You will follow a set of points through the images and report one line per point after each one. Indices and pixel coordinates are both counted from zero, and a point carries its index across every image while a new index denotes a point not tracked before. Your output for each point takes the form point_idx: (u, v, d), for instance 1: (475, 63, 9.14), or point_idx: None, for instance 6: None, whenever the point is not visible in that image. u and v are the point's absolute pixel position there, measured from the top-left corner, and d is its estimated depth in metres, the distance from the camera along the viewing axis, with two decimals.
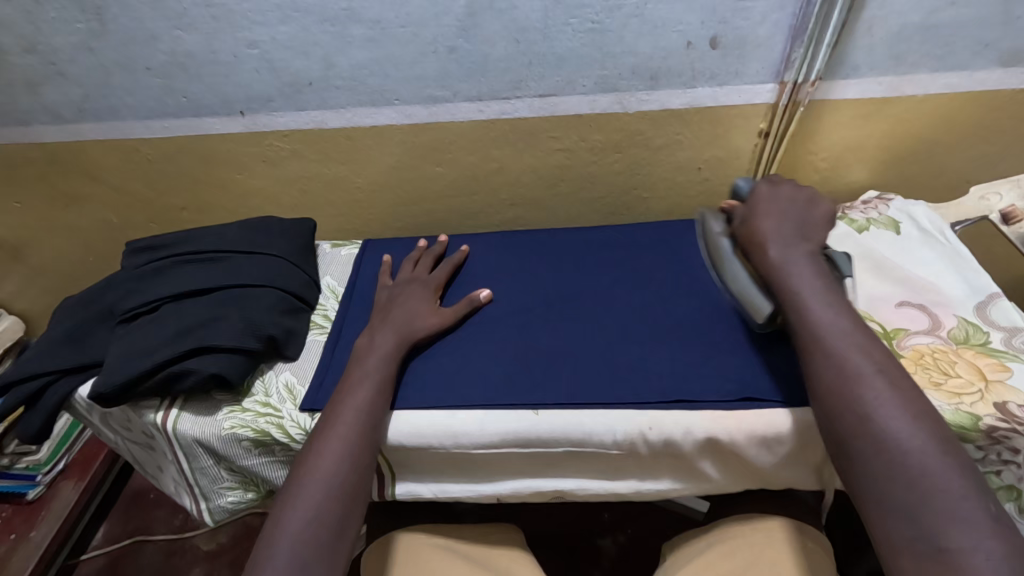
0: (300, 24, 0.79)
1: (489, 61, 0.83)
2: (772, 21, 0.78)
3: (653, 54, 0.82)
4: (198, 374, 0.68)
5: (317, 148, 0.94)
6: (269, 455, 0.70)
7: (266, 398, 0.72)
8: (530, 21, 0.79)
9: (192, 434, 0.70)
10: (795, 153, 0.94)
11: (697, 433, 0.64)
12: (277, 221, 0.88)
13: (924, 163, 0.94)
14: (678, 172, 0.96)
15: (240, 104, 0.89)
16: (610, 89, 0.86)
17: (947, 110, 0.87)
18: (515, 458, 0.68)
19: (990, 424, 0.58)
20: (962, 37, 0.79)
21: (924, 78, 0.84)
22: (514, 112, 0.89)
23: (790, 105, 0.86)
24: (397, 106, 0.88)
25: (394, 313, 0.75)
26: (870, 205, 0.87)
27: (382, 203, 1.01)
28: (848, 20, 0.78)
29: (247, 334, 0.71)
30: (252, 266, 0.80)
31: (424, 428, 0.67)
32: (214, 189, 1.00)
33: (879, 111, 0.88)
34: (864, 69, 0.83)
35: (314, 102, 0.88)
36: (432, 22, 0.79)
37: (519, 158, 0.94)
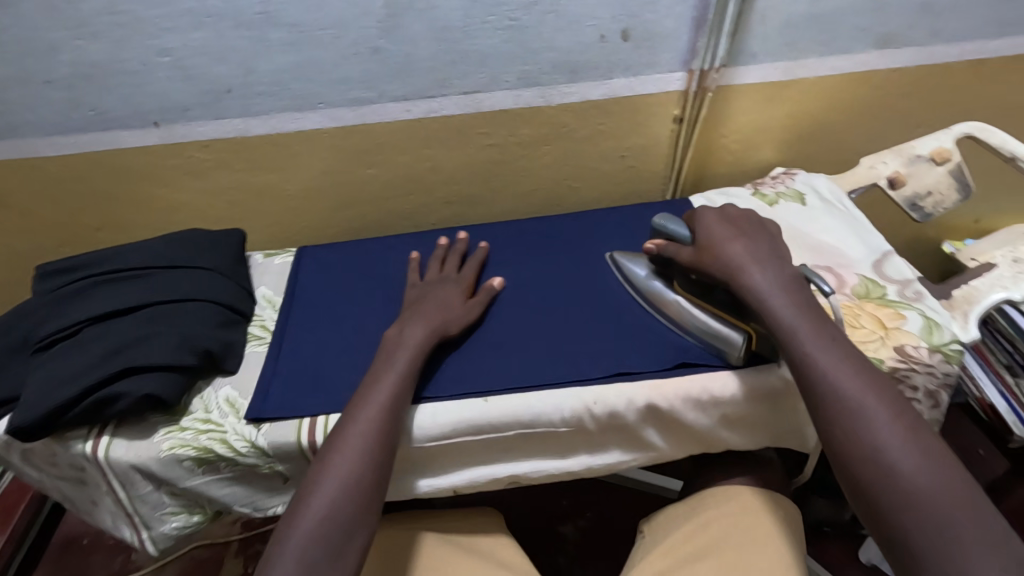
0: (214, 29, 0.77)
1: (412, 61, 0.84)
2: (677, 13, 0.83)
3: (571, 48, 0.85)
4: (132, 397, 0.65)
5: (241, 158, 0.91)
6: (214, 473, 0.69)
7: (206, 415, 0.70)
8: (450, 20, 0.80)
9: (128, 460, 0.67)
10: (708, 137, 1.00)
11: (639, 401, 0.68)
12: (204, 232, 0.85)
13: (822, 140, 1.03)
14: (604, 161, 1.00)
15: (154, 115, 0.85)
16: (532, 84, 0.89)
17: (837, 91, 0.96)
18: (469, 446, 0.69)
19: (891, 366, 0.67)
20: (843, 23, 0.88)
21: (815, 62, 0.92)
22: (441, 110, 0.90)
23: (700, 91, 0.92)
24: (322, 110, 0.87)
25: (428, 309, 0.74)
26: (779, 180, 0.94)
27: (315, 210, 1.00)
28: (743, 11, 0.84)
29: (182, 350, 0.69)
30: (181, 281, 0.77)
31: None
32: (131, 206, 0.96)
33: (779, 94, 0.95)
34: (761, 56, 0.90)
35: (235, 110, 0.86)
36: (352, 24, 0.79)
37: (451, 156, 0.95)
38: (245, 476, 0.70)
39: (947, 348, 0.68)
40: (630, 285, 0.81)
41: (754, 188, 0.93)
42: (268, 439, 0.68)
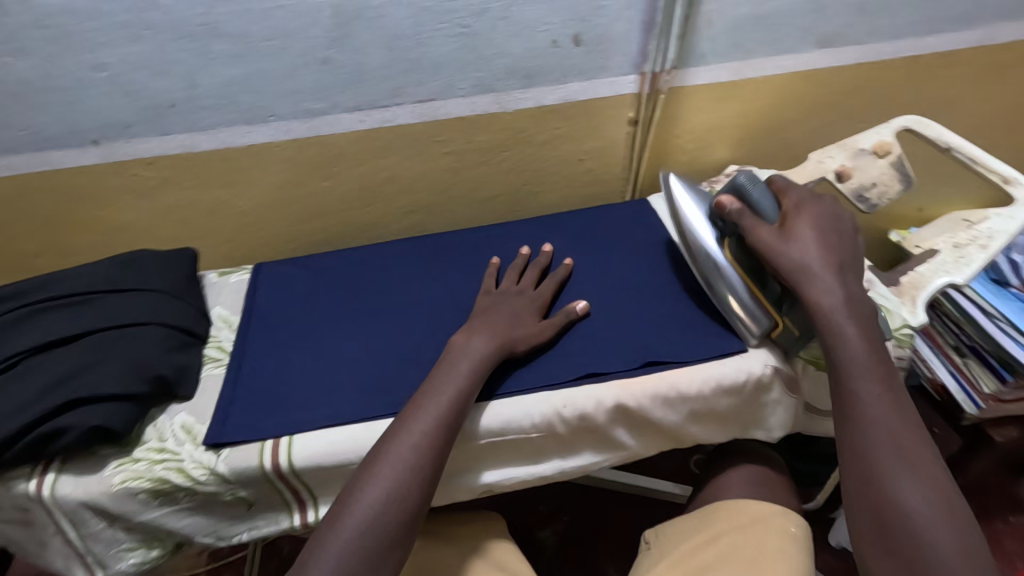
0: (153, 42, 0.75)
1: (366, 71, 0.82)
2: (627, 17, 0.85)
3: (524, 54, 0.86)
4: (77, 430, 0.62)
5: (190, 174, 0.88)
6: (172, 504, 0.66)
7: (161, 444, 0.67)
8: (401, 29, 0.80)
9: (76, 497, 0.64)
10: (663, 138, 1.01)
11: (608, 402, 0.68)
12: (152, 252, 0.82)
13: (773, 138, 1.06)
14: (563, 164, 1.00)
15: (92, 133, 0.81)
16: (487, 90, 0.88)
17: (783, 89, 0.99)
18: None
19: None
20: (786, 23, 0.91)
21: (761, 61, 0.94)
22: (396, 119, 0.89)
23: (653, 93, 0.94)
24: (272, 123, 0.85)
25: (496, 322, 0.72)
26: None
27: (271, 225, 0.97)
28: (691, 14, 0.86)
29: (131, 378, 0.66)
30: (128, 304, 0.74)
31: (342, 443, 0.67)
32: (72, 229, 0.91)
33: (730, 93, 0.97)
34: (709, 57, 0.92)
35: (180, 125, 0.83)
36: (301, 34, 0.77)
37: (408, 165, 0.94)
38: (206, 506, 0.67)
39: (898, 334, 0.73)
40: (592, 286, 0.81)
41: (710, 185, 0.96)
42: (228, 465, 0.66)
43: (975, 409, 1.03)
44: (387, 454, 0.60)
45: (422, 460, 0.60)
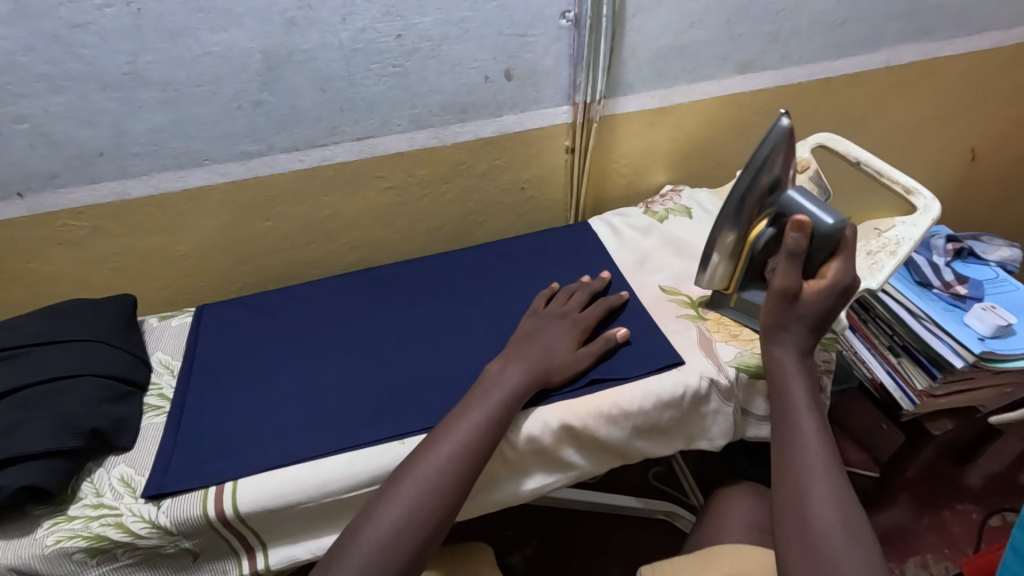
0: (75, 92, 0.82)
1: (299, 112, 0.92)
2: (555, 51, 0.98)
3: (457, 89, 0.97)
4: (5, 490, 0.64)
5: (123, 223, 0.95)
6: (110, 561, 0.68)
7: (98, 499, 0.70)
8: (332, 70, 0.90)
9: (3, 564, 0.66)
10: (602, 164, 1.13)
11: (551, 420, 0.76)
12: (86, 305, 0.85)
13: (706, 158, 1.21)
14: (506, 193, 1.11)
15: (16, 186, 0.88)
16: (424, 125, 0.99)
17: (698, 117, 1.14)
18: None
19: None
20: (705, 53, 1.05)
21: (687, 87, 1.09)
22: (335, 156, 0.98)
23: (586, 122, 1.06)
24: (208, 166, 0.93)
25: (527, 356, 0.78)
26: (667, 198, 1.12)
27: (213, 267, 1.04)
28: (615, 47, 0.99)
29: (63, 433, 0.69)
30: (59, 357, 0.77)
31: (284, 485, 0.71)
32: (10, 281, 0.96)
33: (660, 119, 1.11)
34: (638, 86, 1.05)
35: (110, 172, 0.90)
36: (231, 79, 0.87)
37: (344, 190, 1.02)
38: (149, 560, 0.70)
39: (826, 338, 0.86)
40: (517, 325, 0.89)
41: (648, 206, 1.12)
42: (170, 517, 0.69)
43: (911, 403, 1.14)
44: (413, 473, 0.66)
45: (442, 480, 0.65)
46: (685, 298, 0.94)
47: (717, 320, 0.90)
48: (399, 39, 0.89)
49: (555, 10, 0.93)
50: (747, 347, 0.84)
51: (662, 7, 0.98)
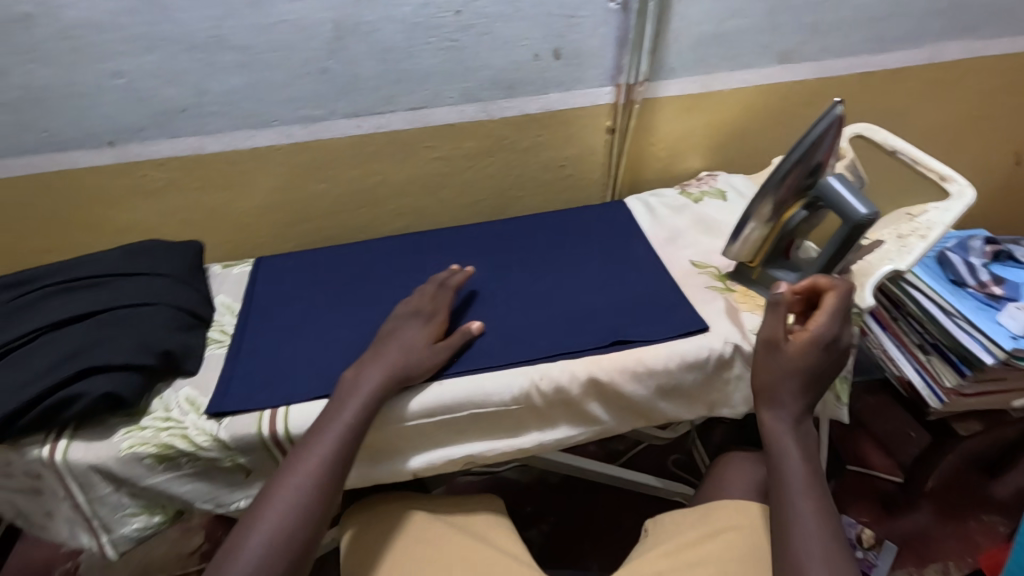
0: (145, 18, 0.73)
1: (360, 80, 0.82)
2: (600, 34, 0.85)
3: (507, 67, 0.85)
4: (88, 397, 0.61)
5: (196, 175, 0.87)
6: (176, 470, 0.64)
7: (166, 414, 0.66)
8: (393, 42, 0.80)
9: (86, 461, 0.62)
10: (640, 143, 0.98)
11: (734, 341, 0.68)
12: (160, 242, 0.80)
13: (744, 146, 1.03)
14: (568, 166, 0.98)
15: (107, 135, 0.81)
16: (474, 99, 0.88)
17: (755, 104, 0.98)
18: (559, 405, 0.68)
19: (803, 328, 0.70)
20: (747, 40, 0.90)
21: (727, 75, 0.94)
22: (441, 119, 0.88)
23: (628, 104, 0.92)
24: (276, 127, 0.85)
25: (694, 292, 0.75)
26: (702, 181, 0.95)
27: (273, 226, 0.95)
28: (659, 30, 0.86)
29: (140, 351, 0.65)
30: (138, 286, 0.72)
31: (453, 396, 0.66)
32: (87, 230, 0.90)
33: (700, 105, 0.96)
34: (713, 60, 0.91)
35: (189, 129, 0.83)
36: (301, 45, 0.78)
37: (461, 145, 0.92)
38: (207, 472, 0.65)
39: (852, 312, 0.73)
40: (674, 275, 0.78)
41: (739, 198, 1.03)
42: (228, 432, 0.64)
43: (938, 403, 0.94)
44: (291, 477, 0.57)
45: (320, 489, 0.56)
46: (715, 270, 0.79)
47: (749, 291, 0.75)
48: (457, 15, 0.79)
49: None
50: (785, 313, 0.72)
51: None
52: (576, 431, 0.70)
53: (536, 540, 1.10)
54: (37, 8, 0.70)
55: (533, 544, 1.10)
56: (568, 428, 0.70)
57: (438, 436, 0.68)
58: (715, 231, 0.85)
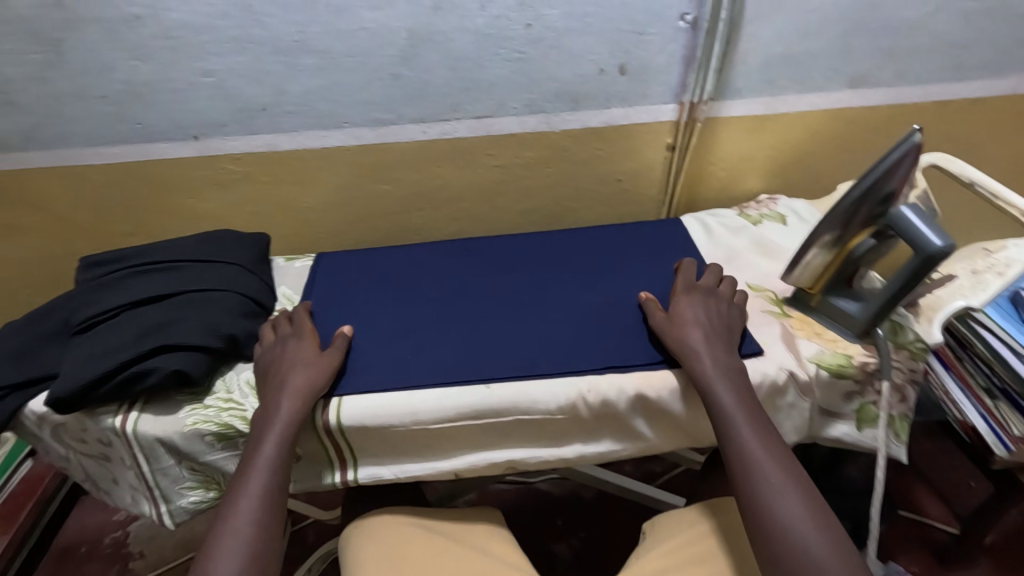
0: (237, 22, 0.77)
1: (429, 87, 0.85)
2: (668, 51, 0.85)
3: (573, 80, 0.87)
4: (160, 373, 0.65)
5: (269, 170, 0.92)
6: (233, 449, 0.67)
7: (228, 395, 0.69)
8: (464, 52, 0.82)
9: (153, 433, 0.66)
10: (698, 162, 0.98)
11: (788, 368, 0.67)
12: (232, 232, 0.84)
13: (806, 169, 1.01)
14: (625, 180, 0.98)
15: (192, 129, 0.87)
16: (537, 111, 0.89)
17: (822, 129, 0.96)
18: (605, 418, 0.68)
19: (861, 360, 0.67)
20: (818, 64, 0.88)
21: (794, 98, 0.92)
22: (503, 128, 0.90)
23: (690, 122, 0.92)
24: (346, 129, 0.88)
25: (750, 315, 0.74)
26: (762, 204, 0.93)
27: (335, 222, 0.99)
28: (728, 49, 0.86)
29: (209, 334, 0.68)
30: (210, 273, 0.76)
31: (499, 401, 0.67)
32: (165, 217, 0.96)
33: (764, 126, 0.95)
34: (781, 82, 0.90)
35: (267, 127, 0.87)
36: (377, 52, 0.81)
37: (521, 155, 0.93)
38: None
39: (911, 345, 0.68)
40: None
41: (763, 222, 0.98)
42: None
43: (1005, 451, 0.87)
44: (244, 496, 0.59)
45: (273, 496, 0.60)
46: (767, 294, 0.77)
47: (802, 318, 0.73)
48: (528, 28, 0.81)
49: (673, 10, 0.81)
50: (837, 344, 0.68)
51: (778, 14, 0.83)
52: (620, 447, 0.70)
53: (565, 555, 1.09)
54: (143, 10, 0.76)
55: (562, 559, 1.08)
56: (612, 443, 0.70)
57: (482, 440, 0.68)
58: (774, 255, 0.83)
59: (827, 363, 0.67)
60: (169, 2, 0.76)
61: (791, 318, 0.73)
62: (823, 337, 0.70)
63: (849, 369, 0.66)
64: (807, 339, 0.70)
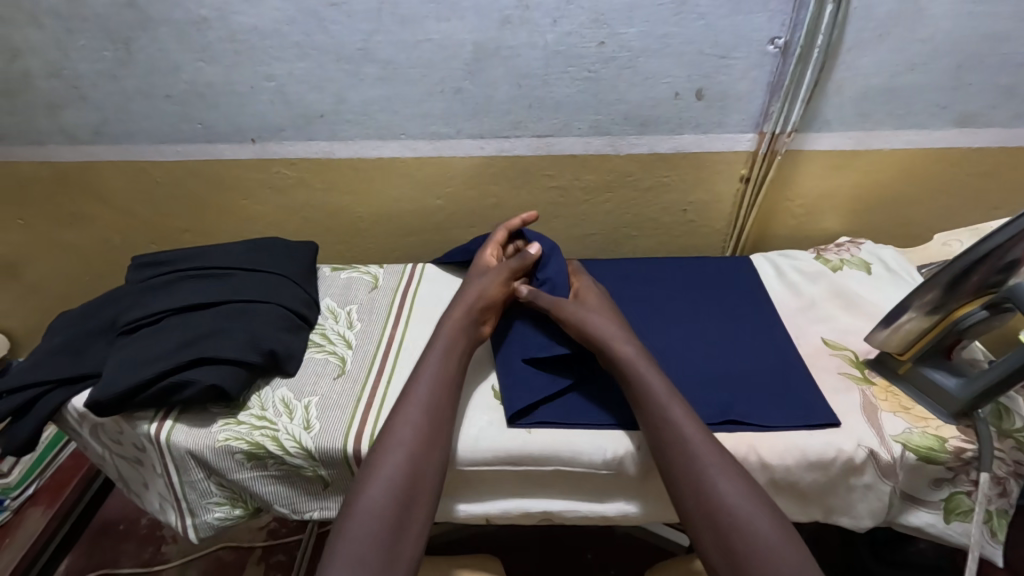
0: (302, 29, 0.76)
1: (492, 103, 0.81)
2: (752, 77, 0.78)
3: (644, 103, 0.81)
4: (197, 385, 0.63)
5: (322, 178, 0.90)
6: (262, 470, 0.65)
7: (261, 412, 0.66)
8: (532, 68, 0.78)
9: (185, 446, 0.64)
10: (772, 198, 0.91)
11: (869, 446, 0.59)
12: (281, 241, 0.83)
13: (894, 212, 0.91)
14: (689, 211, 0.92)
15: (251, 132, 0.86)
16: (603, 133, 0.84)
17: (919, 168, 0.86)
18: (653, 477, 0.63)
19: (957, 445, 0.58)
20: (921, 99, 0.79)
21: (891, 135, 0.83)
22: (565, 149, 0.86)
23: (769, 155, 0.85)
24: (402, 141, 0.86)
25: (825, 379, 0.66)
26: (842, 247, 0.85)
27: (384, 233, 0.96)
28: (820, 78, 0.78)
29: (249, 347, 0.67)
30: (257, 283, 0.75)
31: (540, 450, 0.62)
32: (220, 215, 0.96)
33: (851, 163, 0.86)
34: (876, 116, 0.81)
35: (325, 133, 0.85)
36: (440, 64, 0.78)
37: (582, 177, 0.88)
38: (290, 477, 0.66)
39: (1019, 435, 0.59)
40: (800, 352, 0.70)
41: (816, 252, 0.85)
42: (316, 442, 0.64)
43: None
44: (410, 400, 0.60)
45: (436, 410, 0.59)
46: (847, 354, 0.69)
47: (887, 385, 0.65)
48: (601, 46, 0.76)
49: (762, 33, 0.74)
50: (927, 422, 0.60)
51: (882, 43, 0.75)
52: (667, 510, 0.64)
53: None
54: (211, 12, 0.75)
55: None
56: (659, 504, 0.64)
57: (517, 486, 0.64)
58: (856, 308, 0.75)
59: (915, 444, 0.58)
60: (237, 5, 0.75)
61: (872, 385, 0.65)
62: (910, 412, 0.61)
63: (941, 454, 0.58)
64: (891, 413, 0.62)
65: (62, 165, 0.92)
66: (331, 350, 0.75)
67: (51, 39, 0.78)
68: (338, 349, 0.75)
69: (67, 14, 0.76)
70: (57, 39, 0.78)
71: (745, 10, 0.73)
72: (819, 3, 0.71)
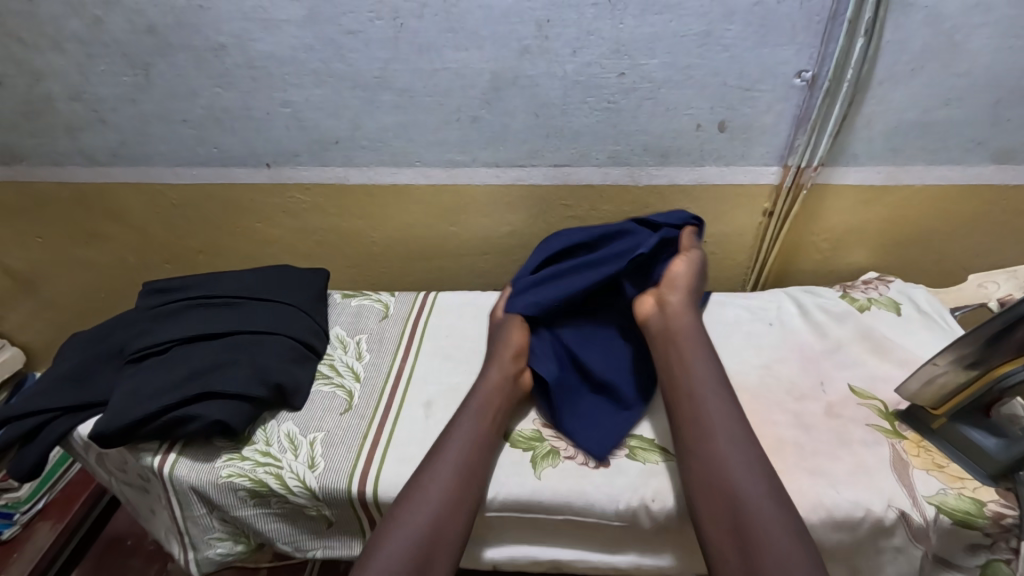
0: (320, 56, 0.75)
1: (509, 131, 0.80)
2: (778, 110, 0.76)
3: (666, 135, 0.79)
4: (202, 420, 0.62)
5: (337, 203, 0.90)
6: (265, 507, 0.63)
7: (266, 448, 0.65)
8: (551, 98, 0.76)
9: (188, 481, 0.63)
10: (797, 232, 0.88)
11: (899, 507, 0.56)
12: (292, 269, 0.82)
13: (926, 249, 0.88)
14: (709, 243, 0.90)
15: (266, 157, 0.86)
16: (622, 163, 0.82)
17: (953, 205, 0.83)
18: (667, 532, 0.60)
19: (995, 511, 0.54)
20: (957, 135, 0.76)
21: (923, 170, 0.80)
22: (581, 179, 0.84)
23: (794, 188, 0.82)
24: (417, 168, 0.84)
25: (853, 431, 0.63)
26: (870, 285, 0.82)
27: (396, 259, 0.95)
28: (849, 113, 0.76)
29: (256, 380, 0.66)
30: (266, 314, 0.74)
31: (547, 498, 0.59)
32: (234, 237, 0.96)
33: (880, 198, 0.83)
34: (908, 151, 0.78)
35: (338, 160, 0.85)
36: (457, 93, 0.77)
37: (598, 208, 0.86)
38: (293, 515, 0.64)
39: None
40: (824, 400, 0.67)
41: (842, 289, 0.82)
42: (320, 482, 0.62)
43: None
44: (445, 454, 0.58)
45: (469, 476, 0.58)
46: (876, 404, 0.66)
47: (919, 440, 0.61)
48: (621, 77, 0.74)
49: (790, 66, 0.72)
50: (961, 482, 0.57)
51: (916, 77, 0.72)
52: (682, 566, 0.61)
53: None
54: (229, 40, 0.75)
55: None
56: (674, 560, 0.61)
57: (526, 534, 0.62)
58: (885, 352, 0.71)
59: (948, 507, 0.55)
60: (255, 32, 0.74)
61: (904, 440, 0.61)
62: (945, 471, 0.58)
63: (978, 519, 0.54)
64: (923, 471, 0.58)
65: (80, 185, 0.92)
66: (339, 382, 0.73)
67: (70, 63, 0.79)
68: (346, 382, 0.73)
69: (87, 40, 0.76)
70: (77, 63, 0.79)
71: (773, 43, 0.70)
72: (850, 36, 0.69)
